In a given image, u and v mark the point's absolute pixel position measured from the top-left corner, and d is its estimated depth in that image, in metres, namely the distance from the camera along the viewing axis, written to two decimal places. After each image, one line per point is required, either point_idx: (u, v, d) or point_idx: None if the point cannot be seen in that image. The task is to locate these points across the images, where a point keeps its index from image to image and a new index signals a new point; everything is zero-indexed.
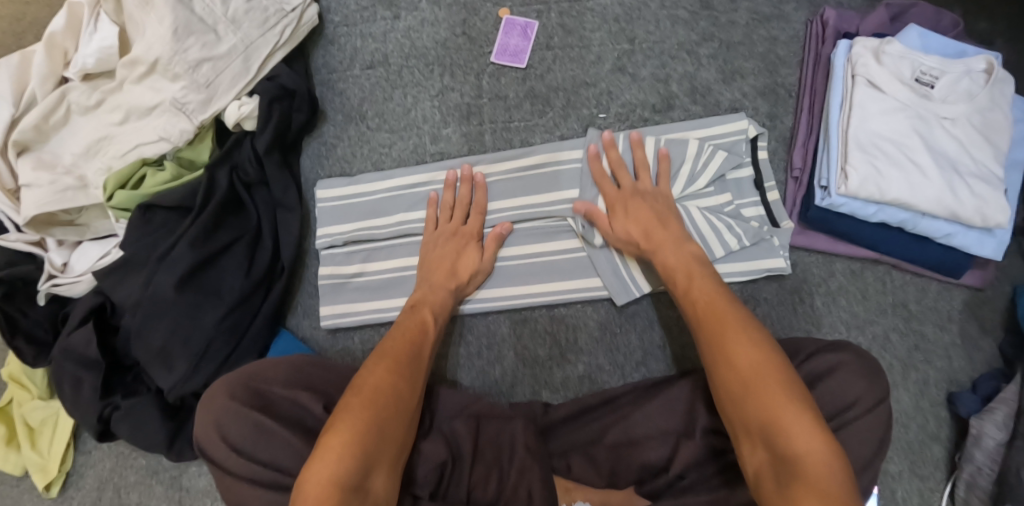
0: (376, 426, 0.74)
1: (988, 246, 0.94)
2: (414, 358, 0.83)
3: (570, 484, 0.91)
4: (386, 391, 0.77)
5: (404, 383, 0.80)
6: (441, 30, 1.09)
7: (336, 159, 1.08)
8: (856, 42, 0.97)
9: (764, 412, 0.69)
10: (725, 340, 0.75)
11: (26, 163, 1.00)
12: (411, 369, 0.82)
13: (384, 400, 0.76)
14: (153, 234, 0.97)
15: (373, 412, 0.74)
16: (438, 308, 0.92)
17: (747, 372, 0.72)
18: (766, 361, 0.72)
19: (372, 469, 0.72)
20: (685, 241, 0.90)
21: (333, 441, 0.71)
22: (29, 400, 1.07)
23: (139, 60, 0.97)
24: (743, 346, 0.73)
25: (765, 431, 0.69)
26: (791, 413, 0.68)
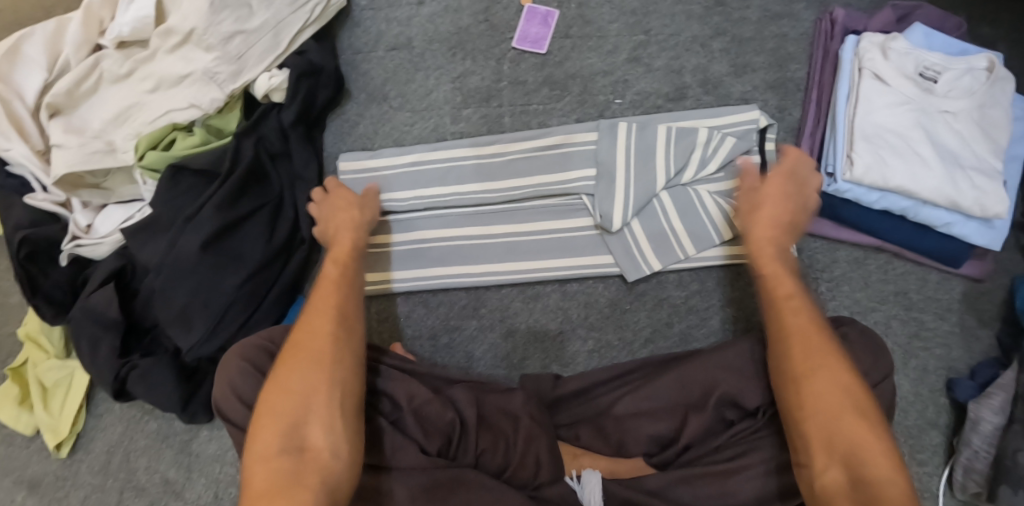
0: (293, 389, 0.76)
1: (986, 236, 0.98)
2: (337, 310, 0.83)
3: (578, 451, 0.94)
4: (303, 352, 0.78)
5: (322, 335, 0.79)
6: (463, 17, 1.13)
7: (358, 136, 1.12)
8: (863, 38, 1.02)
9: (851, 432, 0.71)
10: (817, 361, 0.76)
11: (57, 126, 1.03)
12: (322, 322, 0.81)
13: (303, 358, 0.78)
14: (180, 197, 0.99)
15: (295, 375, 0.77)
16: (341, 252, 0.90)
17: (836, 392, 0.73)
18: (842, 385, 0.74)
19: (307, 427, 0.74)
20: (791, 258, 0.87)
21: (263, 416, 0.74)
22: (45, 361, 1.09)
23: (174, 31, 1.01)
24: (833, 369, 0.75)
25: (845, 452, 0.70)
26: (873, 437, 0.70)
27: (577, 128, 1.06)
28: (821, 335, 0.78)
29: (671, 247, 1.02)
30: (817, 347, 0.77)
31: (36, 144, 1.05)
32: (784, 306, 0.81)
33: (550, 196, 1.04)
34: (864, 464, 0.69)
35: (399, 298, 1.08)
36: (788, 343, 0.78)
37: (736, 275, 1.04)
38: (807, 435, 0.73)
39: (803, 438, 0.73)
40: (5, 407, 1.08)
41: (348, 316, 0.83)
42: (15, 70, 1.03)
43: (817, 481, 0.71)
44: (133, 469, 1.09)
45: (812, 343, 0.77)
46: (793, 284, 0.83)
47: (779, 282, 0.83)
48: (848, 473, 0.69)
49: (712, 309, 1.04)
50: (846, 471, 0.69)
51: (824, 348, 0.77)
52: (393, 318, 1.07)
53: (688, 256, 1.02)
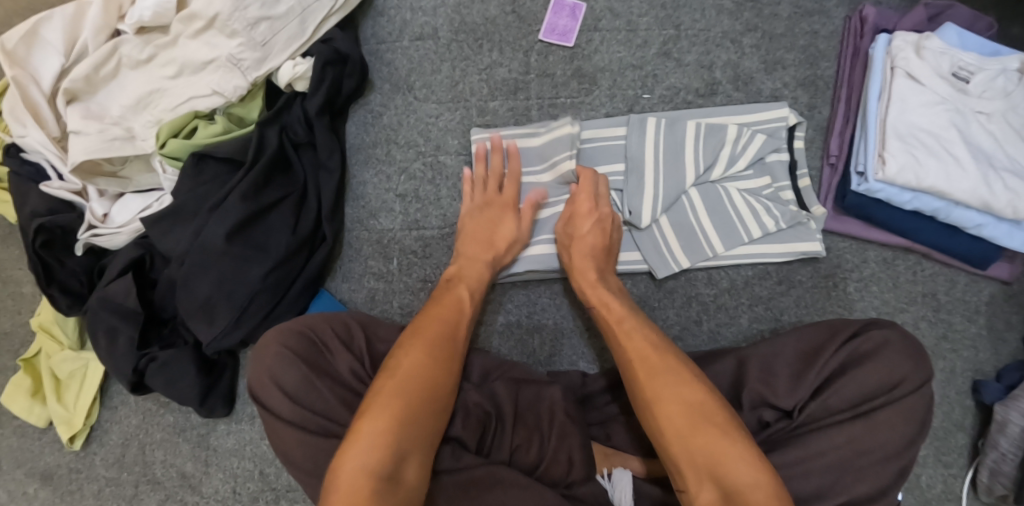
0: (408, 415, 0.75)
1: (1017, 238, 0.97)
2: (450, 338, 0.84)
3: (609, 450, 0.91)
4: (420, 379, 0.78)
5: (440, 365, 0.80)
6: (490, 8, 1.11)
7: (382, 127, 1.09)
8: (896, 36, 1.01)
9: (714, 448, 0.71)
10: (665, 376, 0.78)
11: (74, 112, 1.00)
12: (446, 351, 0.82)
13: (417, 383, 0.77)
14: (205, 186, 0.97)
15: (406, 397, 0.76)
16: (471, 279, 0.93)
17: (713, 432, 0.72)
18: (722, 434, 0.72)
19: (407, 456, 0.73)
20: (612, 283, 0.93)
21: (367, 435, 0.72)
22: (58, 352, 1.06)
23: (198, 16, 0.98)
24: (683, 388, 0.76)
25: (711, 469, 0.71)
26: (740, 452, 0.71)
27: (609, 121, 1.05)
28: (677, 369, 0.78)
29: (700, 245, 1.00)
30: (674, 377, 0.77)
31: (52, 131, 1.01)
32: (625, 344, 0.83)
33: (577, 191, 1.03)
34: (729, 479, 0.69)
35: (425, 293, 1.05)
36: (649, 369, 0.79)
37: (764, 273, 1.04)
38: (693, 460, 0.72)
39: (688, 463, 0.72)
40: (17, 399, 1.06)
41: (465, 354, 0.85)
42: (32, 54, 1.00)
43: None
44: (149, 463, 1.07)
45: (667, 369, 0.78)
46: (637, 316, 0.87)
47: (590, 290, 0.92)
48: (720, 493, 0.69)
49: (741, 307, 1.03)
50: (720, 490, 0.69)
51: (686, 377, 0.77)
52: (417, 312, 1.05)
53: (716, 254, 1.01)
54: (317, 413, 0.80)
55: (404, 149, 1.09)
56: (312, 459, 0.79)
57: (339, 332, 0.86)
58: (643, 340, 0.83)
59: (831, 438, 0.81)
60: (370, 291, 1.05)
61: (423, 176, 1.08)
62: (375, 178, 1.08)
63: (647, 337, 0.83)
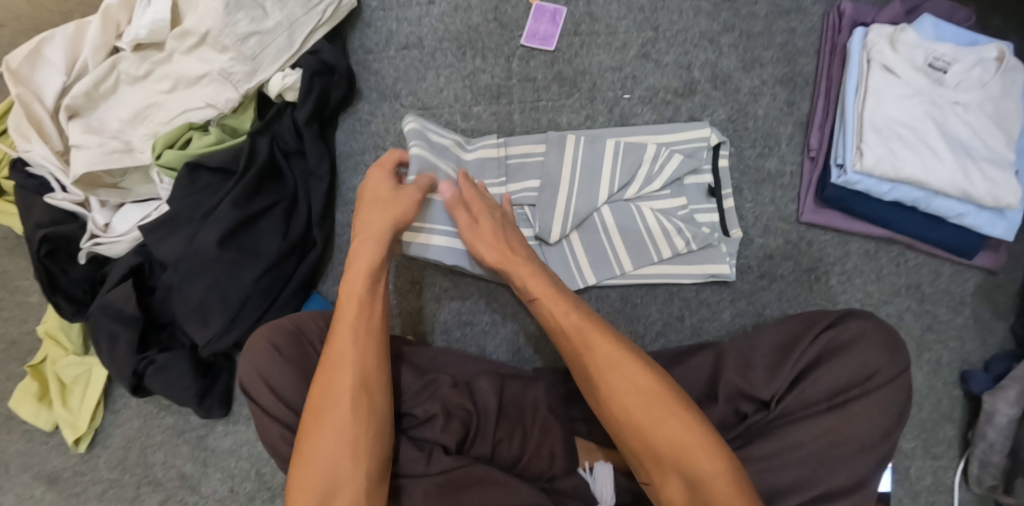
0: (323, 454, 0.73)
1: (999, 227, 0.97)
2: (331, 355, 0.78)
3: (591, 445, 0.93)
4: (322, 411, 0.75)
5: (322, 391, 0.76)
6: (473, 16, 1.14)
7: (370, 135, 1.13)
8: (871, 30, 1.01)
9: (674, 440, 0.72)
10: (603, 363, 0.77)
11: (75, 127, 1.04)
12: (331, 369, 0.77)
13: (314, 421, 0.75)
14: (198, 194, 1.00)
15: (313, 439, 0.74)
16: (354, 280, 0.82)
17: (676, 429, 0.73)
18: (687, 434, 0.72)
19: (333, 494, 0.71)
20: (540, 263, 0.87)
21: (300, 486, 0.72)
22: (63, 357, 1.10)
23: (191, 32, 1.02)
24: (637, 381, 0.75)
25: (678, 464, 0.72)
26: (701, 442, 0.72)
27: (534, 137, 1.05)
28: (630, 359, 0.77)
29: (608, 262, 1.02)
30: (612, 364, 0.76)
31: (56, 145, 1.06)
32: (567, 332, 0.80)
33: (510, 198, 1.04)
34: (693, 471, 0.71)
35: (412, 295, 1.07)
36: (590, 358, 0.78)
37: (746, 268, 1.05)
38: (649, 458, 0.73)
39: (648, 458, 0.74)
40: (25, 404, 1.10)
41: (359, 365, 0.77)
42: (35, 73, 1.05)
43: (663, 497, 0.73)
44: (150, 464, 1.10)
45: (603, 357, 0.77)
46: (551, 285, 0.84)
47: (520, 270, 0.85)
48: (686, 485, 0.71)
49: (723, 302, 1.04)
50: (683, 481, 0.71)
51: (630, 367, 0.76)
52: (405, 313, 1.07)
53: (625, 272, 1.02)
54: (303, 411, 0.83)
55: None
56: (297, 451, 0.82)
57: (325, 330, 0.88)
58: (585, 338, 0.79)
59: (808, 429, 0.82)
60: None
61: None
62: (364, 184, 1.11)
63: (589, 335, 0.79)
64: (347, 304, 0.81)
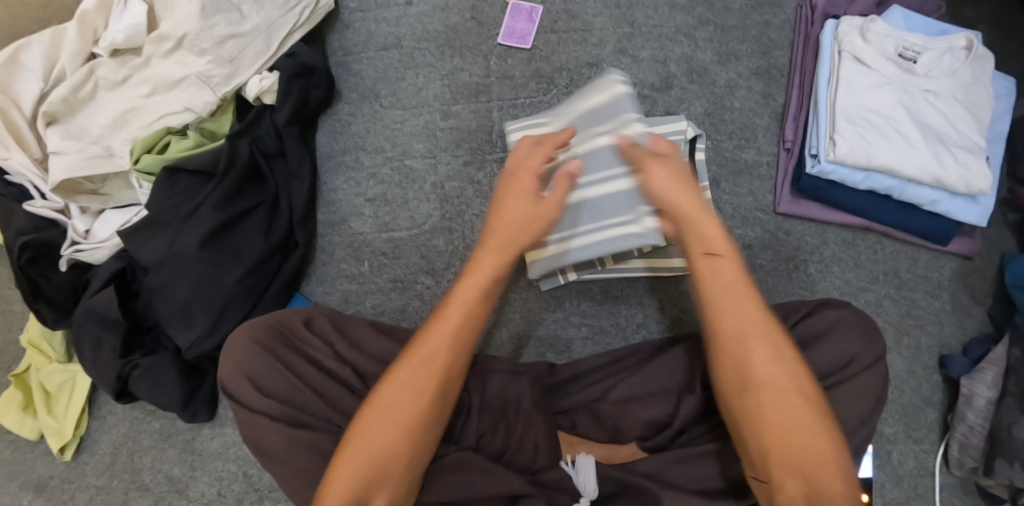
0: (378, 441, 0.70)
1: (973, 213, 0.99)
2: (436, 359, 0.74)
3: (575, 439, 0.95)
4: (395, 401, 0.72)
5: (414, 388, 0.72)
6: (451, 16, 1.15)
7: (351, 135, 1.13)
8: (841, 22, 1.03)
9: (807, 443, 0.67)
10: (759, 351, 0.72)
11: (54, 133, 1.04)
12: (423, 371, 0.73)
13: (390, 412, 0.71)
14: (178, 197, 1.00)
15: (378, 425, 0.71)
16: (499, 241, 0.79)
17: (794, 427, 0.68)
18: (813, 440, 0.67)
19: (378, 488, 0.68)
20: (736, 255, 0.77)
21: (342, 467, 0.69)
22: (47, 365, 1.10)
23: (167, 36, 1.03)
24: (773, 374, 0.71)
25: (802, 467, 0.67)
26: (830, 452, 0.67)
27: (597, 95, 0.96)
28: (780, 350, 0.72)
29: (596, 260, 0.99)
30: (769, 354, 0.71)
31: (34, 154, 1.06)
32: (720, 310, 0.74)
33: (485, 195, 1.09)
34: (819, 482, 0.66)
35: (395, 292, 1.07)
36: (744, 348, 0.72)
37: None
38: (765, 455, 0.69)
39: (758, 449, 0.69)
40: (9, 413, 1.10)
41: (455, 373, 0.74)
42: (14, 80, 1.05)
43: (777, 499, 0.66)
44: (137, 469, 1.10)
45: (760, 348, 0.72)
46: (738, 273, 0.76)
47: (704, 243, 0.76)
48: (804, 491, 0.65)
49: None
50: (805, 486, 0.66)
51: (785, 367, 0.71)
52: (389, 312, 1.07)
53: (603, 267, 1.00)
54: (286, 400, 0.83)
55: (372, 155, 1.12)
56: (279, 444, 0.81)
57: (311, 326, 0.90)
58: (736, 318, 0.73)
59: None
60: (344, 293, 1.08)
61: (391, 180, 1.11)
62: (346, 184, 1.12)
63: (734, 311, 0.73)
64: (460, 312, 0.75)
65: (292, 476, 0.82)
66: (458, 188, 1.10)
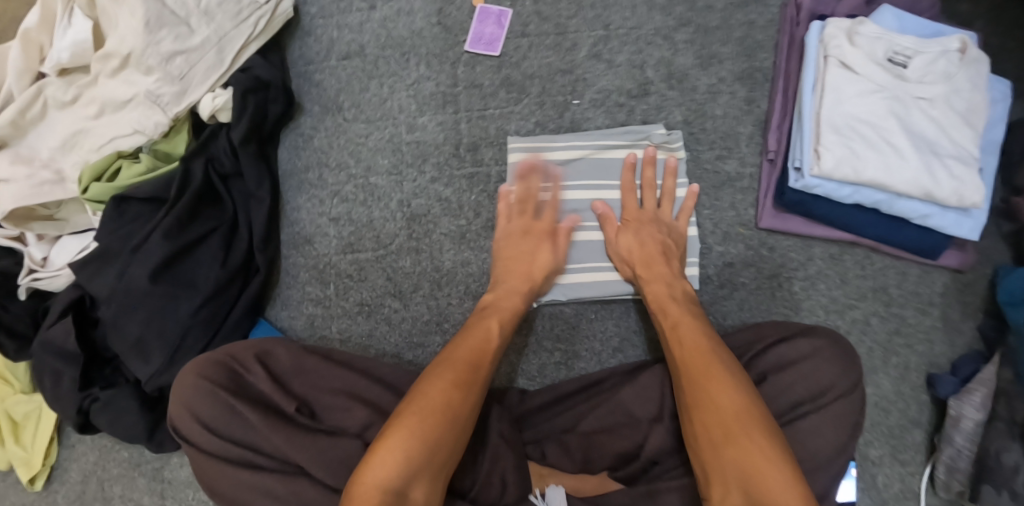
0: (422, 436, 0.72)
1: (966, 226, 0.93)
2: (475, 368, 0.79)
3: (545, 470, 0.91)
4: (439, 399, 0.75)
5: (463, 396, 0.76)
6: (416, 20, 1.08)
7: (313, 151, 1.08)
8: (828, 24, 0.96)
9: (744, 460, 0.70)
10: (711, 382, 0.76)
11: (2, 157, 0.99)
12: (471, 378, 0.78)
13: (439, 409, 0.74)
14: (128, 225, 0.96)
15: (428, 421, 0.73)
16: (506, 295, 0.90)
17: (743, 437, 0.71)
18: (753, 451, 0.70)
19: (418, 477, 0.70)
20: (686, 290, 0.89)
21: (386, 448, 0.71)
22: (12, 395, 1.07)
23: (114, 54, 0.97)
24: (719, 391, 0.75)
25: (744, 480, 0.69)
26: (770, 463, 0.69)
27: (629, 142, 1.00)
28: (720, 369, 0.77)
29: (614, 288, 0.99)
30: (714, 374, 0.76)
31: None
32: (679, 330, 0.83)
33: (454, 213, 1.04)
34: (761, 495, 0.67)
35: (362, 316, 1.04)
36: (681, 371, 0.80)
37: (705, 278, 1.01)
38: (705, 465, 0.73)
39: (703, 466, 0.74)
40: None
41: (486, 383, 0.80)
42: None
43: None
44: (108, 498, 1.09)
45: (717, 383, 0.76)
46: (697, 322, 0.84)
47: (654, 278, 0.90)
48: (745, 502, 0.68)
49: None
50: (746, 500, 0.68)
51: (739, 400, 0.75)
52: (357, 336, 1.04)
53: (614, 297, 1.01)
54: (239, 443, 0.81)
55: (335, 172, 1.07)
56: (234, 486, 0.81)
57: (264, 360, 0.86)
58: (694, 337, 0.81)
59: None
60: (309, 318, 1.05)
61: (355, 199, 1.06)
62: (309, 203, 1.07)
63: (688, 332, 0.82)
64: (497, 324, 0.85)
65: None
66: (425, 206, 1.05)
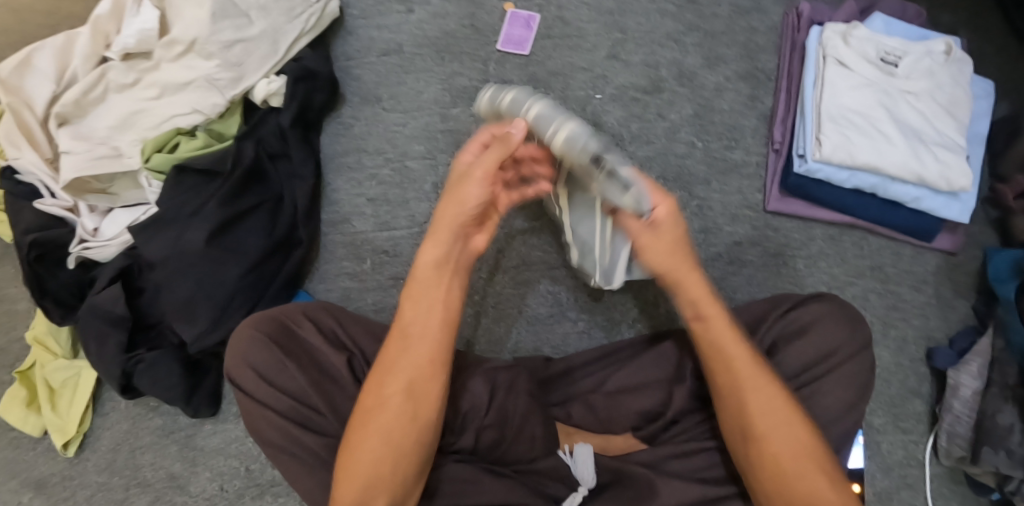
0: (367, 461, 0.72)
1: (954, 209, 1.03)
2: (412, 381, 0.74)
3: (571, 429, 0.95)
4: (380, 420, 0.73)
5: (401, 415, 0.73)
6: (450, 22, 1.19)
7: (352, 137, 1.17)
8: (825, 27, 1.07)
9: (801, 486, 0.71)
10: (759, 411, 0.74)
11: (65, 133, 1.06)
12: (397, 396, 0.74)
13: (381, 434, 0.73)
14: (184, 194, 1.03)
15: (376, 447, 0.72)
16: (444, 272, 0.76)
17: (793, 457, 0.72)
18: (811, 477, 0.71)
19: (372, 501, 0.71)
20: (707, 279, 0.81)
21: (342, 480, 0.72)
22: (52, 361, 1.12)
23: (178, 41, 1.07)
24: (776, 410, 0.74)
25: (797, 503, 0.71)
26: (826, 492, 0.71)
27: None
28: (770, 387, 0.75)
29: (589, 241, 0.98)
30: (760, 389, 0.75)
31: (44, 152, 1.09)
32: (712, 341, 0.78)
33: None
34: None
35: (395, 288, 1.11)
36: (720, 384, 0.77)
37: (716, 255, 1.09)
38: (762, 482, 0.73)
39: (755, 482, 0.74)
40: (13, 409, 1.11)
41: (433, 390, 0.75)
42: (24, 82, 1.08)
43: None
44: (138, 465, 1.11)
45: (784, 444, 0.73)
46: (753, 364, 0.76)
47: (687, 281, 0.79)
48: None
49: None
50: None
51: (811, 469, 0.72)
52: (389, 307, 1.10)
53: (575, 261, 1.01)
54: (289, 394, 0.84)
55: (373, 156, 1.15)
56: (279, 434, 0.83)
57: (312, 316, 0.90)
58: (737, 352, 0.77)
59: None
60: (344, 291, 1.11)
61: (391, 181, 1.14)
62: (347, 184, 1.15)
63: (730, 344, 0.77)
64: (422, 318, 0.76)
65: (294, 469, 0.83)
66: None
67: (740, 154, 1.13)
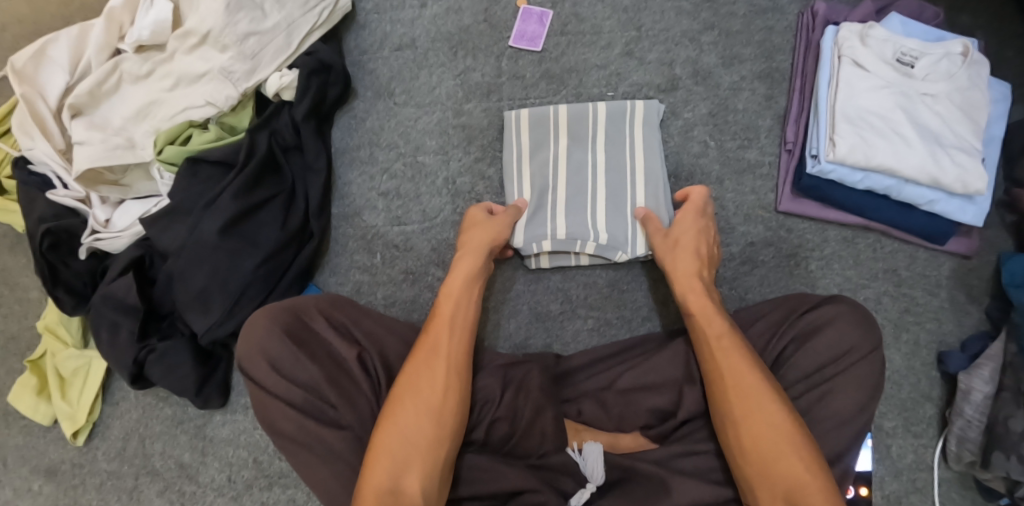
0: (402, 431, 0.78)
1: (969, 212, 1.01)
2: (444, 359, 0.83)
3: (580, 426, 0.96)
4: (416, 393, 0.81)
5: (434, 389, 0.81)
6: (464, 18, 1.18)
7: (365, 131, 1.17)
8: (842, 27, 1.06)
9: (791, 477, 0.75)
10: (748, 410, 0.79)
11: (78, 124, 1.06)
12: (431, 370, 0.82)
13: (416, 405, 0.80)
14: (200, 186, 1.04)
15: (412, 416, 0.79)
16: (457, 280, 0.91)
17: (782, 448, 0.76)
18: (799, 467, 0.75)
19: (405, 469, 0.76)
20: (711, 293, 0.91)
21: (376, 453, 0.77)
22: (63, 350, 1.12)
23: (192, 32, 1.07)
24: (766, 412, 0.78)
25: (788, 494, 0.74)
26: (815, 480, 0.74)
27: (610, 103, 1.08)
28: (760, 388, 0.79)
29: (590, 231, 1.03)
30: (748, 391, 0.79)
31: (58, 144, 1.08)
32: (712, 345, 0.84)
33: (496, 190, 1.13)
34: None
35: (406, 283, 1.11)
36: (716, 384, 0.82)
37: (729, 255, 1.10)
38: (750, 478, 0.77)
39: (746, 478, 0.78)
40: (24, 396, 1.11)
41: (461, 367, 0.84)
42: (40, 72, 1.08)
43: None
44: (149, 454, 1.12)
45: (771, 439, 0.77)
46: (739, 357, 0.82)
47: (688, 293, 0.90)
48: None
49: None
50: None
51: (797, 454, 0.76)
52: (400, 301, 1.11)
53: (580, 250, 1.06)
54: (304, 386, 0.85)
55: (385, 151, 1.15)
56: (293, 426, 0.84)
57: (326, 311, 0.90)
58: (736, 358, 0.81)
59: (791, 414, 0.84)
60: (356, 284, 1.12)
61: (404, 175, 1.14)
62: (360, 178, 1.15)
63: (724, 351, 0.82)
64: (450, 309, 0.88)
65: (306, 459, 0.84)
66: (469, 184, 1.14)
67: (753, 155, 1.12)
